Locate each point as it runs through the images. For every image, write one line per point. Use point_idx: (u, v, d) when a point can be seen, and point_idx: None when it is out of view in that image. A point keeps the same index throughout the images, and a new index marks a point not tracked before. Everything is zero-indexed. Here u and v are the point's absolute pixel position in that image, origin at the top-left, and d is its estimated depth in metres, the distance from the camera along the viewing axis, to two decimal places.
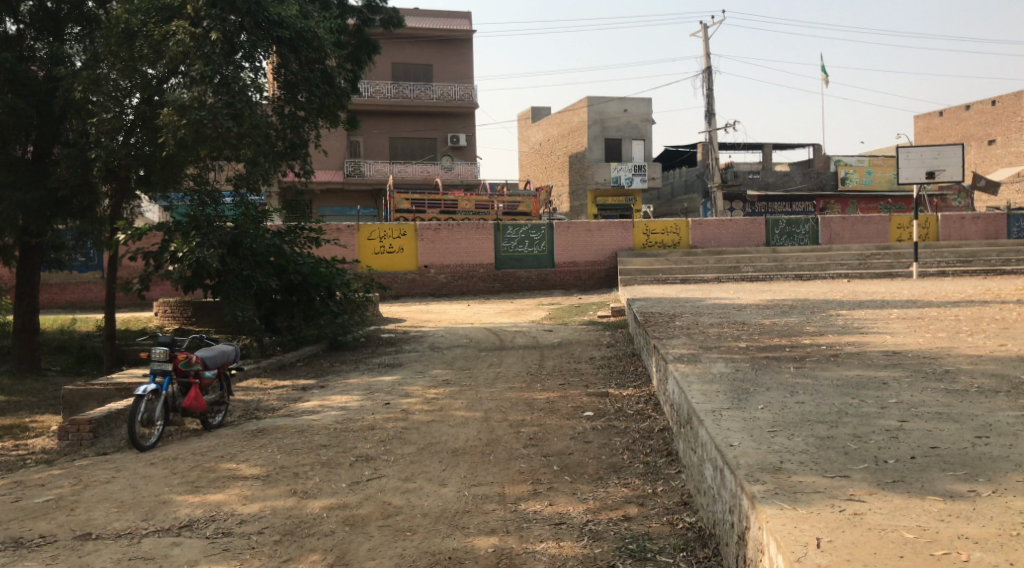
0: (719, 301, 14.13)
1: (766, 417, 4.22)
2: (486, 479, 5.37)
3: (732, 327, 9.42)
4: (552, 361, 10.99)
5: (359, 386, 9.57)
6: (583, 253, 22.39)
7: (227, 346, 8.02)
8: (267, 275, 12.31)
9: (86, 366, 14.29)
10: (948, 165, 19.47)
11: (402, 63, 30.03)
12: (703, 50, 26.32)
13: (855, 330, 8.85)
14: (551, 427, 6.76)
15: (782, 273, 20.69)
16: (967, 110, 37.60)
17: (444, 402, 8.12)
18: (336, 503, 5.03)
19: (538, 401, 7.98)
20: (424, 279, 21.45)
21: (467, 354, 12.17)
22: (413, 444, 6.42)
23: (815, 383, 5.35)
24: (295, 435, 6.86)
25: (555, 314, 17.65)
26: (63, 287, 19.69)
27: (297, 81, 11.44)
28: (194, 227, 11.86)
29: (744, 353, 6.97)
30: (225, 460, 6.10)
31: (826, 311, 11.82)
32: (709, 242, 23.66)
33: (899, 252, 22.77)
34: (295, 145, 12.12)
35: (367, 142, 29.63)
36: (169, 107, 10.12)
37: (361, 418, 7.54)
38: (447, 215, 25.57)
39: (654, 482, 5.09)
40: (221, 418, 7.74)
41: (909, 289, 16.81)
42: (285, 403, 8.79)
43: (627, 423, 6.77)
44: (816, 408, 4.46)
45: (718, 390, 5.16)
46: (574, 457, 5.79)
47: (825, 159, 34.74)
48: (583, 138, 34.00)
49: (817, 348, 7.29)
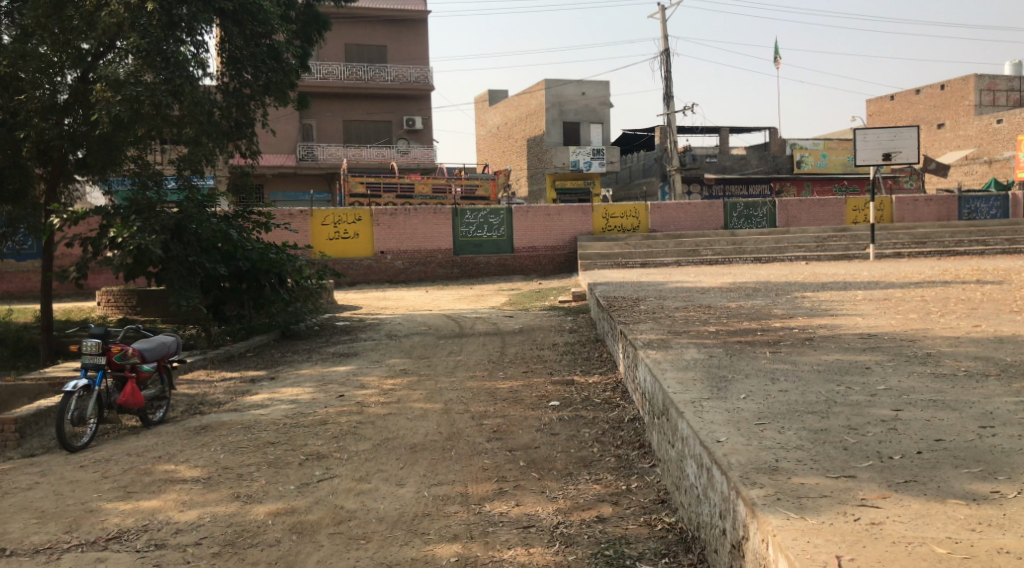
0: (681, 285, 13.87)
1: (749, 408, 3.90)
2: (447, 478, 4.97)
3: (698, 311, 9.15)
4: (513, 348, 10.63)
5: (312, 377, 9.10)
6: (542, 238, 22.07)
7: (167, 338, 7.48)
8: (214, 262, 11.66)
9: (24, 359, 13.57)
10: (903, 147, 19.50)
11: (355, 44, 29.32)
12: (661, 32, 26.06)
13: (823, 313, 8.61)
14: (516, 419, 6.39)
15: (741, 256, 20.60)
16: (918, 94, 37.98)
17: (402, 394, 7.70)
18: (282, 509, 4.61)
19: (501, 391, 7.60)
20: (381, 265, 20.93)
21: (425, 342, 11.75)
22: (368, 440, 6.00)
23: (795, 369, 5.06)
24: (241, 432, 6.40)
25: (516, 300, 17.29)
26: (2, 276, 18.82)
27: (241, 56, 10.95)
28: (135, 212, 11.21)
29: (716, 338, 6.66)
30: (162, 461, 5.62)
31: (790, 294, 11.61)
32: (668, 226, 23.48)
33: (856, 234, 22.82)
34: (241, 124, 11.56)
35: (321, 125, 28.89)
36: (103, 83, 9.50)
37: (313, 412, 7.08)
38: (403, 200, 25.02)
39: (627, 478, 4.76)
40: (163, 414, 7.23)
41: (868, 271, 16.79)
42: (233, 396, 8.30)
43: (595, 414, 6.43)
44: (803, 396, 4.17)
45: (694, 379, 4.83)
46: (541, 452, 5.42)
47: (781, 143, 34.82)
48: (540, 122, 33.62)
49: (789, 332, 7.01)
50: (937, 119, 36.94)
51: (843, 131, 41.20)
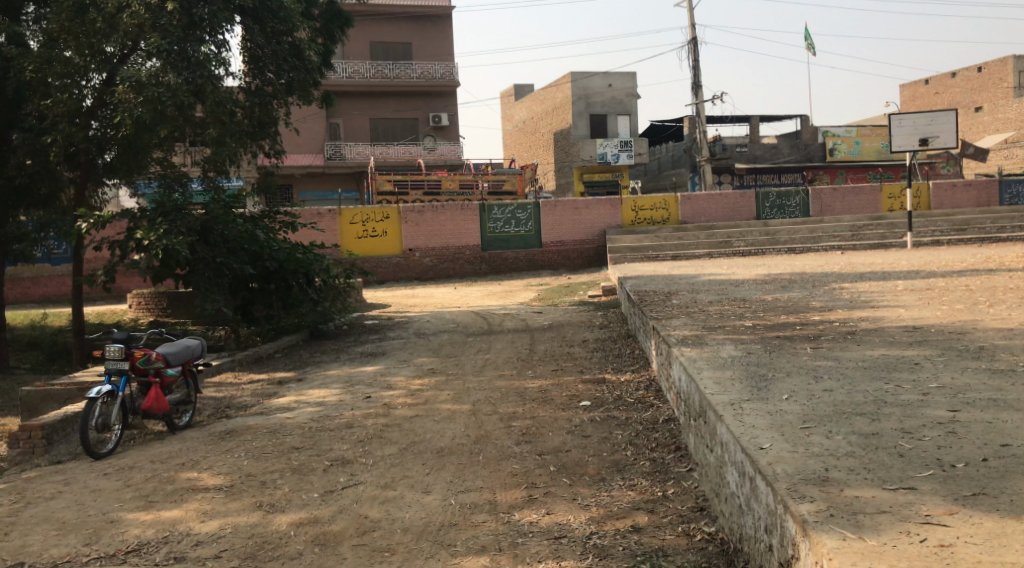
0: (714, 277, 13.57)
1: (792, 410, 3.67)
2: (475, 484, 4.79)
3: (733, 304, 8.87)
4: (542, 345, 10.43)
5: (339, 378, 8.97)
6: (571, 232, 21.82)
7: (192, 341, 7.37)
8: (241, 263, 11.55)
9: (58, 363, 13.63)
10: (941, 131, 18.92)
11: (380, 43, 29.25)
12: (688, 21, 25.65)
13: (864, 304, 8.29)
14: (545, 420, 6.20)
15: (774, 247, 20.19)
16: (953, 78, 37.07)
17: (430, 394, 7.53)
18: (305, 518, 4.46)
19: (530, 390, 7.41)
20: (410, 263, 20.83)
21: (453, 340, 11.59)
22: (394, 444, 5.84)
23: (838, 366, 4.80)
24: (265, 437, 6.28)
25: (545, 295, 17.09)
26: (38, 281, 18.99)
27: (263, 55, 10.83)
28: (161, 214, 11.11)
29: (752, 334, 6.40)
30: (185, 469, 5.50)
31: (827, 285, 11.25)
32: (699, 217, 23.10)
33: (892, 222, 22.29)
34: (264, 123, 11.43)
35: (347, 124, 28.87)
36: (125, 84, 9.45)
37: (340, 415, 6.94)
38: (431, 196, 24.89)
39: (663, 484, 4.56)
40: (189, 418, 7.14)
41: (907, 259, 16.34)
42: (259, 399, 8.19)
43: (627, 414, 6.23)
44: (851, 395, 3.93)
45: (732, 378, 4.60)
46: (572, 455, 5.22)
47: (812, 130, 34.18)
48: (567, 115, 33.32)
49: (829, 326, 6.72)
50: (974, 103, 36.03)
51: (877, 117, 40.35)
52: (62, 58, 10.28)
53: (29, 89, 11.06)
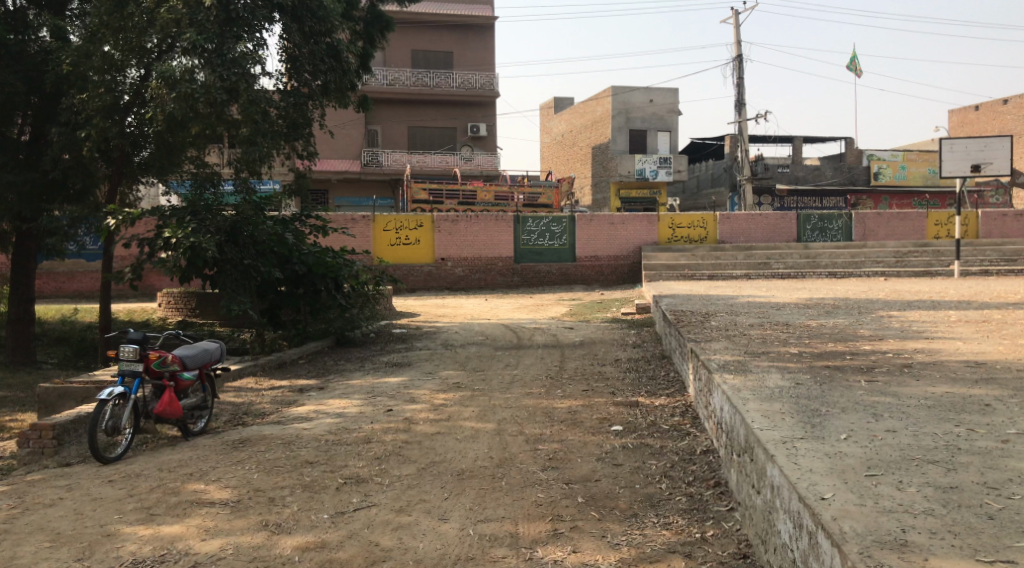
0: (754, 299, 13.11)
1: (852, 451, 3.30)
2: (495, 513, 4.45)
3: (776, 329, 8.44)
4: (572, 363, 10.06)
5: (361, 388, 8.67)
6: (606, 247, 21.42)
7: (210, 344, 7.11)
8: (269, 266, 11.33)
9: (85, 359, 13.53)
10: (994, 158, 18.12)
11: (422, 51, 29.15)
12: (734, 38, 25.19)
13: (917, 335, 7.82)
14: (574, 445, 5.83)
15: (815, 270, 19.61)
16: (1005, 105, 36.06)
17: (453, 410, 7.21)
18: (312, 543, 4.15)
19: (558, 411, 7.04)
20: (441, 272, 20.57)
21: (481, 353, 11.26)
22: (412, 463, 5.51)
23: (900, 403, 4.37)
24: (278, 449, 5.98)
25: (577, 310, 16.73)
26: (72, 276, 19.04)
27: (299, 55, 10.59)
28: (191, 213, 10.89)
29: (799, 362, 5.99)
30: (191, 480, 5.21)
31: (874, 312, 10.77)
32: (737, 237, 22.56)
33: (938, 249, 21.60)
34: (297, 124, 11.13)
35: (386, 131, 28.80)
36: (159, 80, 9.31)
37: (358, 428, 6.64)
38: (465, 206, 24.72)
39: (701, 523, 4.21)
40: (204, 423, 6.88)
41: (955, 289, 15.74)
42: (278, 407, 7.92)
43: (662, 442, 5.85)
44: (918, 436, 3.54)
45: (782, 412, 4.19)
46: (601, 486, 4.86)
47: (857, 153, 33.48)
48: (606, 129, 32.96)
49: (881, 357, 6.29)
50: None
51: (924, 142, 39.45)
52: (107, 57, 10.19)
53: (67, 82, 10.98)
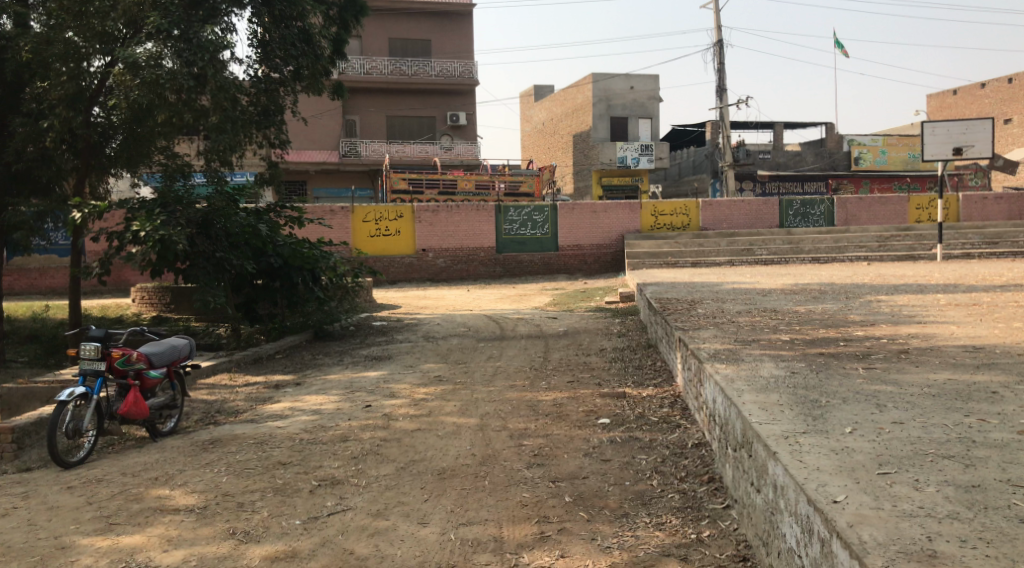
0: (739, 286, 12.92)
1: (860, 446, 3.10)
2: (478, 516, 4.19)
3: (765, 315, 8.23)
4: (557, 353, 9.82)
5: (339, 383, 8.39)
6: (588, 236, 21.18)
7: (179, 341, 6.82)
8: (243, 258, 10.97)
9: (55, 357, 13.12)
10: (976, 141, 18.01)
11: (399, 39, 28.75)
12: (714, 23, 24.96)
13: (909, 319, 7.62)
14: (560, 440, 5.59)
15: (798, 256, 19.48)
16: (983, 88, 36.09)
17: (434, 405, 6.95)
18: (281, 552, 3.90)
19: (543, 404, 6.80)
20: (423, 263, 20.27)
21: (463, 345, 11.00)
22: (391, 462, 5.25)
23: (903, 393, 4.15)
24: (250, 450, 5.69)
25: (560, 300, 16.51)
26: (44, 272, 18.56)
27: (269, 40, 10.28)
28: (160, 205, 10.51)
29: (793, 350, 5.78)
30: (156, 485, 4.91)
31: (861, 297, 10.59)
32: (720, 224, 22.38)
33: (921, 233, 21.53)
34: (268, 111, 10.79)
35: (364, 121, 28.40)
36: (121, 66, 8.88)
37: (335, 426, 6.36)
38: (446, 196, 24.41)
39: (696, 523, 3.98)
40: (174, 423, 6.58)
41: (939, 272, 15.63)
42: (252, 405, 7.62)
43: (651, 435, 5.62)
44: (927, 428, 3.33)
45: (781, 404, 3.95)
46: (589, 484, 4.61)
47: (837, 139, 33.42)
48: (587, 117, 32.70)
49: (876, 344, 6.09)
50: (1006, 113, 35.05)
51: (903, 127, 39.46)
52: (70, 44, 9.80)
53: (29, 71, 10.56)
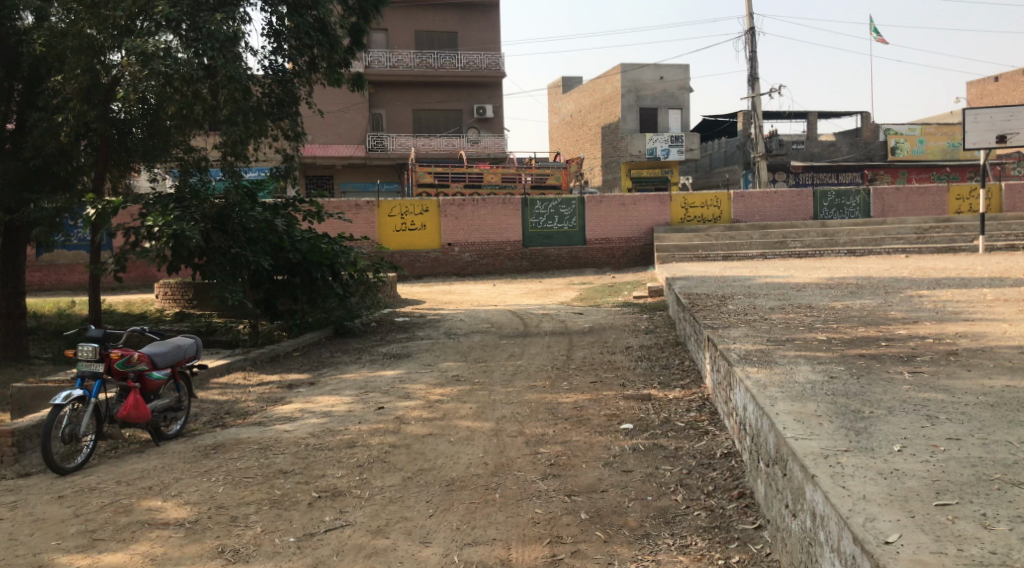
0: (772, 280, 12.44)
1: (912, 467, 2.74)
2: (485, 535, 3.89)
3: (800, 312, 7.78)
4: (581, 351, 9.44)
5: (355, 383, 8.10)
6: (616, 229, 20.74)
7: (185, 340, 6.56)
8: (260, 254, 10.70)
9: None
10: (1022, 128, 17.13)
11: (425, 32, 28.45)
12: (746, 10, 24.34)
13: (956, 317, 7.13)
14: (579, 448, 5.24)
15: (833, 248, 18.89)
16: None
17: (450, 407, 6.62)
18: None
19: (564, 407, 6.45)
20: (448, 258, 19.98)
21: (485, 342, 10.67)
22: (398, 471, 4.92)
23: (956, 402, 3.74)
24: (253, 456, 5.40)
25: (587, 294, 16.11)
26: (73, 268, 18.56)
27: (283, 29, 10.04)
28: (175, 201, 10.30)
29: (830, 351, 5.36)
30: (149, 495, 4.62)
31: (902, 292, 10.07)
32: (752, 216, 21.80)
33: (961, 224, 20.77)
34: (283, 102, 10.53)
35: (390, 115, 28.15)
36: (131, 57, 8.63)
37: (344, 430, 6.05)
38: (472, 189, 24.09)
39: (723, 547, 3.65)
40: (179, 425, 6.33)
41: (983, 265, 14.99)
42: (263, 406, 7.34)
43: (676, 443, 5.25)
44: (987, 445, 2.96)
45: (819, 415, 3.56)
46: (608, 498, 4.27)
47: (873, 128, 32.53)
48: (616, 108, 32.19)
49: (922, 344, 5.65)
50: None
51: (942, 115, 38.35)
52: (86, 36, 9.43)
53: (44, 65, 10.31)
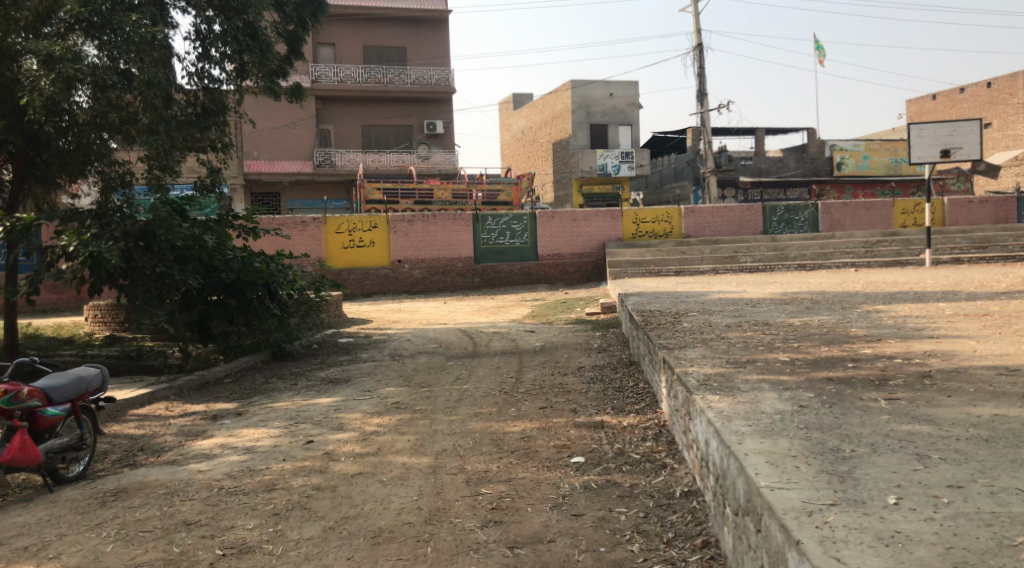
0: (725, 296, 12.09)
1: (917, 530, 2.49)
2: None
3: (759, 330, 7.39)
4: (531, 373, 8.92)
5: (286, 412, 7.47)
6: (568, 244, 20.35)
7: (88, 371, 5.89)
8: (189, 273, 9.92)
9: None
10: (965, 142, 17.19)
11: (373, 46, 27.90)
12: (695, 26, 24.31)
13: (920, 335, 6.77)
14: (524, 486, 4.71)
15: (783, 263, 18.74)
16: (962, 93, 35.55)
17: (386, 440, 6.05)
18: None
19: (511, 437, 5.92)
20: (398, 275, 19.34)
21: (430, 364, 10.10)
22: (319, 521, 4.34)
23: (944, 436, 3.31)
24: (156, 504, 4.76)
25: (539, 312, 15.62)
26: None
27: (211, 34, 9.43)
28: (95, 217, 9.53)
29: (796, 375, 4.93)
30: (22, 558, 4.00)
31: (858, 308, 9.77)
32: (703, 231, 21.61)
33: (908, 238, 20.80)
34: (209, 110, 9.99)
35: (337, 130, 27.47)
36: (35, 60, 7.96)
37: (265, 469, 5.45)
38: (421, 206, 23.54)
39: None
40: (82, 466, 5.65)
41: (934, 279, 14.85)
42: (182, 441, 6.67)
43: (632, 479, 4.75)
44: (997, 494, 2.67)
45: (794, 455, 3.11)
46: (557, 551, 3.80)
47: (820, 143, 32.78)
48: (566, 124, 31.93)
49: (893, 365, 5.25)
50: (986, 117, 34.50)
51: (886, 130, 38.87)
52: None
53: None
